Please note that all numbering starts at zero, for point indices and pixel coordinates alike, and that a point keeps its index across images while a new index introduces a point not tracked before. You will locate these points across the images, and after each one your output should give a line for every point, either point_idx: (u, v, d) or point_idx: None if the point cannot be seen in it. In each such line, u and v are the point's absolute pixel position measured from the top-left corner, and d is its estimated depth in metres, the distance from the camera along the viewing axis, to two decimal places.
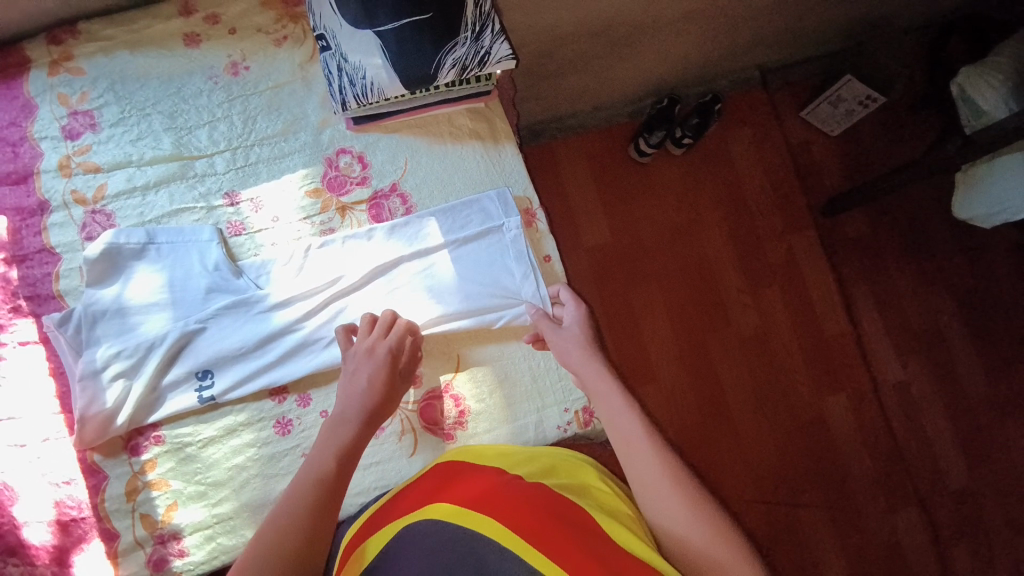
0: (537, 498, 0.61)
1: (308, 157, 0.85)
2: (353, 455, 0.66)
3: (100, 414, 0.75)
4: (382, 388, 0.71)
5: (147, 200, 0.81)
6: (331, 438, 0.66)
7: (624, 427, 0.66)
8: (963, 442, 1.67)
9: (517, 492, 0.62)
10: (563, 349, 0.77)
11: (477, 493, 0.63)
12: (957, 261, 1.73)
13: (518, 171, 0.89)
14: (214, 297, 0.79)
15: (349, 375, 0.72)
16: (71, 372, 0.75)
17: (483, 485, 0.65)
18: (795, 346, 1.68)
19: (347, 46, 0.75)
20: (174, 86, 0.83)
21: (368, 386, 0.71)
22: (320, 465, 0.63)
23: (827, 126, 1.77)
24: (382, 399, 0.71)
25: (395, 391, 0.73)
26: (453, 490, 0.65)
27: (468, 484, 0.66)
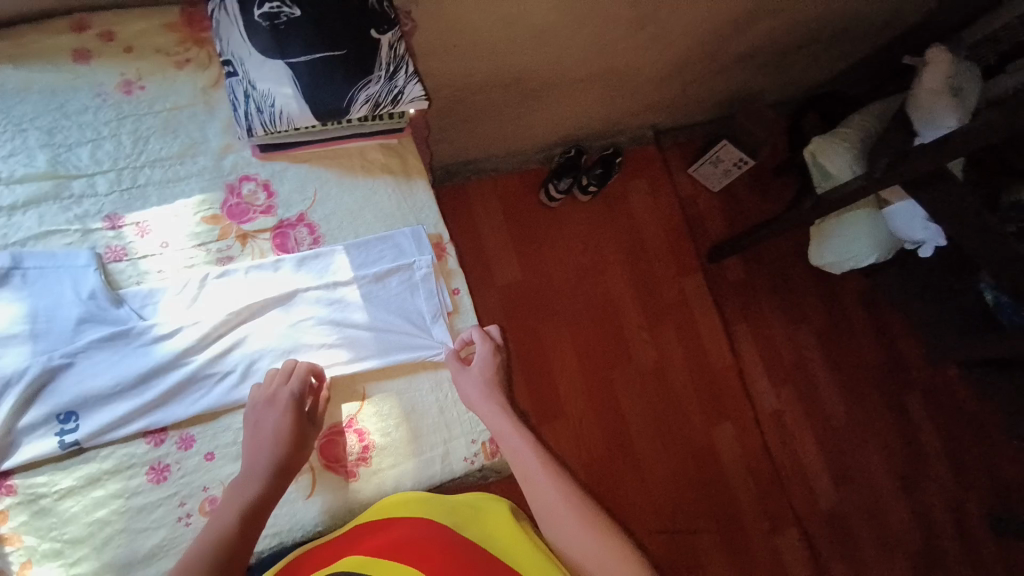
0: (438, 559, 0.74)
1: (206, 182, 0.81)
2: (255, 516, 0.68)
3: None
4: (291, 440, 0.73)
5: (11, 221, 0.73)
6: (233, 500, 0.69)
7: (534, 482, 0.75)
8: (831, 465, 1.86)
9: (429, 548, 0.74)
10: (466, 393, 0.81)
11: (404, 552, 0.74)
12: (815, 303, 1.99)
13: (429, 207, 0.92)
14: (87, 327, 0.72)
15: (253, 426, 0.73)
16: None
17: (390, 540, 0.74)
18: (688, 381, 1.82)
19: (255, 74, 0.75)
20: (57, 101, 0.78)
21: (274, 438, 0.72)
22: (218, 530, 0.66)
23: (709, 181, 1.99)
24: (290, 452, 0.72)
25: (305, 441, 0.74)
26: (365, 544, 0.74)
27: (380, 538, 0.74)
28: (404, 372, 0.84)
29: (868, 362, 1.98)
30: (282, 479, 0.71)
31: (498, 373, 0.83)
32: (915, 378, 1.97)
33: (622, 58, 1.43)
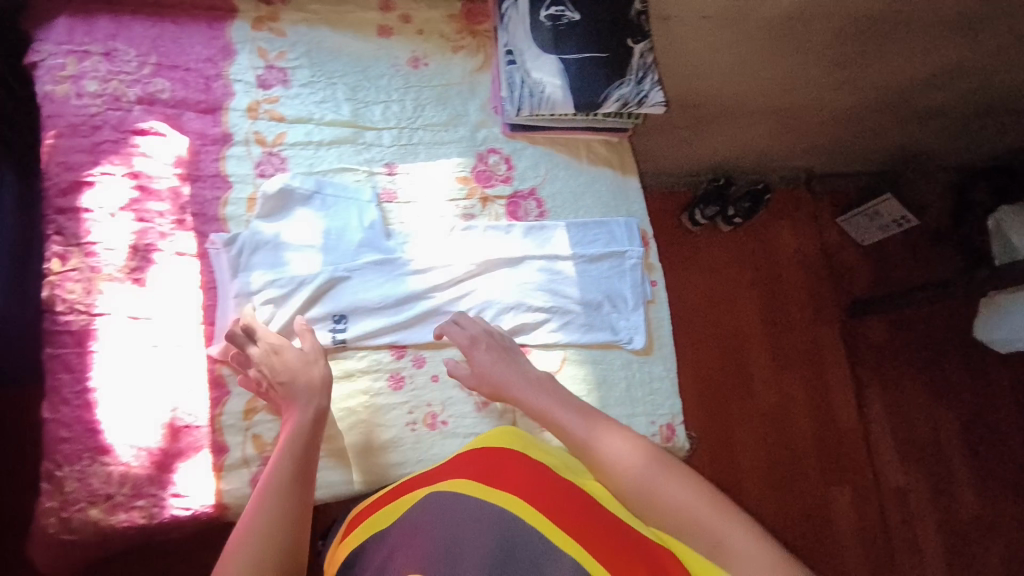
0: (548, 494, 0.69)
1: (463, 149, 0.94)
2: (305, 448, 0.73)
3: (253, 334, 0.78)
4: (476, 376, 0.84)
5: (318, 154, 0.89)
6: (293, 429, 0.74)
7: (618, 466, 0.72)
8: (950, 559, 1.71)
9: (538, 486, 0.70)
10: (506, 373, 0.82)
11: (511, 480, 0.71)
12: (959, 383, 1.85)
13: (638, 201, 1.00)
14: (363, 251, 0.87)
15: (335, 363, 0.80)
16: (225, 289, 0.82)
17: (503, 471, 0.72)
18: (809, 431, 1.76)
19: (532, 64, 0.87)
20: (361, 65, 0.93)
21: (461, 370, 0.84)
22: (284, 457, 0.71)
23: (860, 236, 1.93)
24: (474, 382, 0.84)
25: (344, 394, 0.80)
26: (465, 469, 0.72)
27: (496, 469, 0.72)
28: (601, 347, 0.93)
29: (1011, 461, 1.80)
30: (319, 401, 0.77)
31: (501, 353, 0.84)
32: None
33: (809, 98, 1.42)
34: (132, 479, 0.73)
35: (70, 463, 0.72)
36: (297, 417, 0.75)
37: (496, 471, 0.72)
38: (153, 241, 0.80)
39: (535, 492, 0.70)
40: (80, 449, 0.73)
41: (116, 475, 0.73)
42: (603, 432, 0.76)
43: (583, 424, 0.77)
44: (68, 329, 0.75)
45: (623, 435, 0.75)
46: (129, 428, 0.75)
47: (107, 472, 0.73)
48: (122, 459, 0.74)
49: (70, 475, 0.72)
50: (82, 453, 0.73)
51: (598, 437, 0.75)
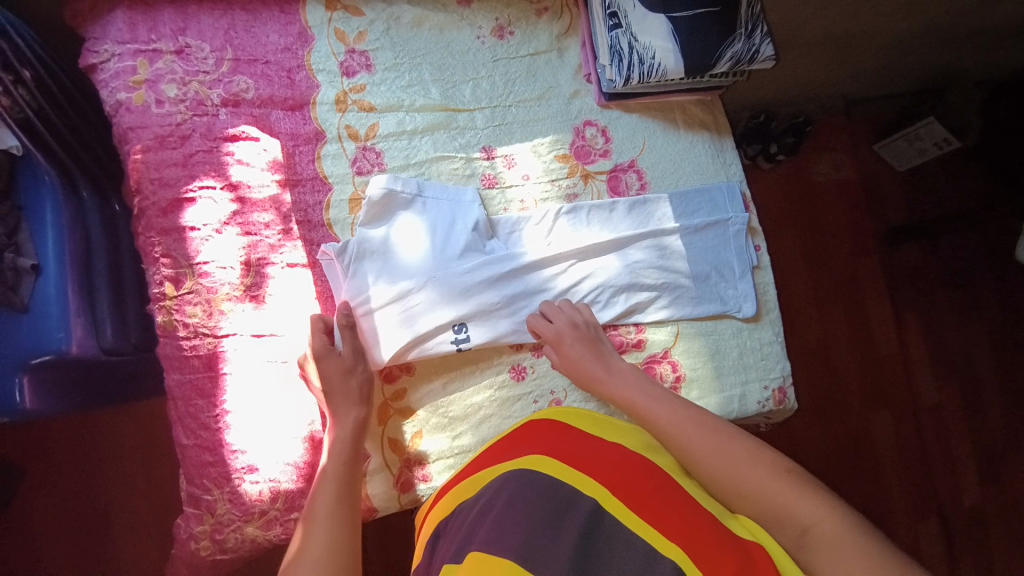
0: (629, 475, 0.65)
1: (559, 124, 0.89)
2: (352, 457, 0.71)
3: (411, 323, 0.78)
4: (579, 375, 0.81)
5: (412, 144, 0.84)
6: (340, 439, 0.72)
7: (700, 454, 0.68)
8: (984, 467, 1.74)
9: (615, 466, 0.66)
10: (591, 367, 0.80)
11: (579, 458, 0.67)
12: (992, 303, 1.83)
13: (736, 162, 0.95)
14: (471, 249, 0.82)
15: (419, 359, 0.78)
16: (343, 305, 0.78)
17: (579, 449, 0.68)
18: (851, 363, 1.77)
19: (638, 27, 0.81)
20: (445, 41, 0.87)
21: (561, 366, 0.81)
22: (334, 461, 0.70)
23: (897, 161, 1.86)
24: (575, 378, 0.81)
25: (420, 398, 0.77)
26: (537, 445, 0.69)
27: (573, 447, 0.69)
28: (712, 320, 0.91)
29: None
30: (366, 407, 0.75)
31: (580, 344, 0.81)
32: None
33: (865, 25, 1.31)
34: (283, 495, 0.72)
35: (218, 486, 0.70)
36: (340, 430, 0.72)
37: (565, 449, 0.68)
38: (264, 254, 0.76)
39: (607, 469, 0.66)
40: (227, 471, 0.70)
41: (268, 493, 0.71)
42: (682, 418, 0.72)
43: (661, 410, 0.74)
44: (195, 353, 0.72)
45: (706, 421, 0.72)
46: (272, 446, 0.72)
47: (258, 491, 0.71)
48: (270, 477, 0.72)
49: (221, 498, 0.70)
50: (230, 475, 0.70)
51: (677, 423, 0.72)
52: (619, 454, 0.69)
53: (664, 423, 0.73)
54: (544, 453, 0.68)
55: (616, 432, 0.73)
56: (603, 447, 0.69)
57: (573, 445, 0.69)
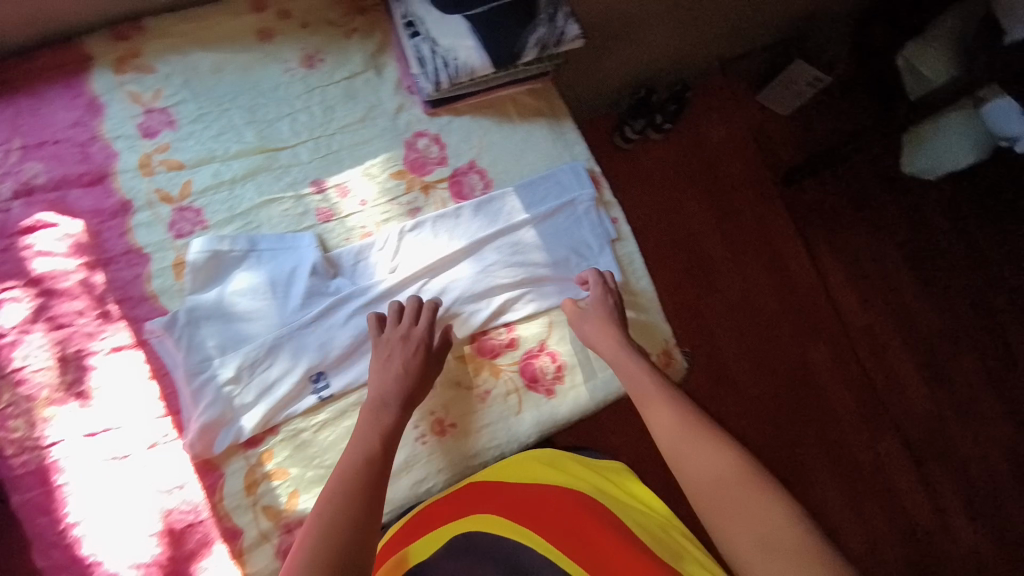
0: (563, 512, 0.76)
1: (388, 142, 0.88)
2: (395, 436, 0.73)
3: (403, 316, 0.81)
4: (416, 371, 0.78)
5: (234, 193, 0.81)
6: (375, 423, 0.73)
7: (682, 458, 0.68)
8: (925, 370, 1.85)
9: (554, 507, 0.77)
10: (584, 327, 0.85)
11: (516, 512, 0.76)
12: (895, 217, 1.93)
13: (579, 142, 0.96)
14: (313, 299, 0.81)
15: (379, 365, 0.78)
16: (188, 383, 0.76)
17: (523, 498, 0.78)
18: (772, 300, 1.85)
19: (437, 32, 0.79)
20: (250, 81, 0.84)
21: (404, 369, 0.77)
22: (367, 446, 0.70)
23: (781, 107, 1.94)
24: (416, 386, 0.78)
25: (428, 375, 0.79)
26: (490, 502, 0.78)
27: (515, 497, 0.78)
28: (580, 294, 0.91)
29: (955, 272, 1.91)
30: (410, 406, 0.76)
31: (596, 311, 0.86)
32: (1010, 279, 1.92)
33: None
34: None
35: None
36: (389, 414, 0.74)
37: (502, 505, 0.77)
38: (86, 345, 0.75)
39: (539, 515, 0.76)
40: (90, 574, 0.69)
41: None
42: (671, 419, 0.71)
43: (654, 411, 0.74)
44: (26, 469, 0.71)
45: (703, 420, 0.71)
46: (127, 544, 0.71)
47: None
48: None
49: None
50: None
51: (665, 425, 0.71)
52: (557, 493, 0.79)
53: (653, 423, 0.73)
54: (496, 511, 0.77)
55: (555, 469, 0.83)
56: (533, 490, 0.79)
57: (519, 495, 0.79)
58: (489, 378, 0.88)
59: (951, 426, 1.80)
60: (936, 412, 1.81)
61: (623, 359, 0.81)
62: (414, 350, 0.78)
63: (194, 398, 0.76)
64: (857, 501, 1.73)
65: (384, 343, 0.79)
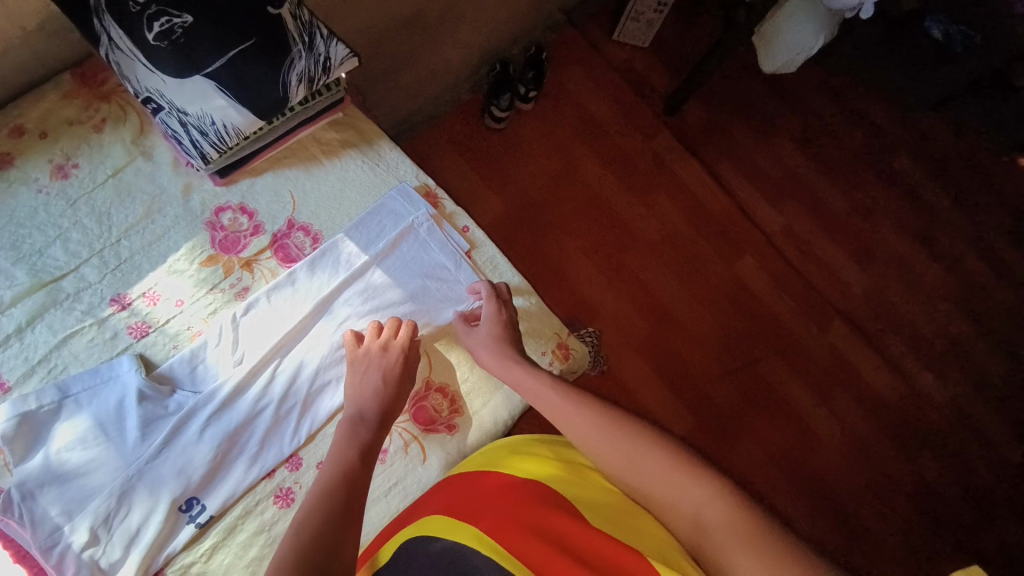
0: (525, 504, 0.67)
1: (187, 229, 0.80)
2: (373, 451, 0.68)
3: (373, 333, 0.78)
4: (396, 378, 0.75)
5: (25, 343, 0.72)
6: (350, 440, 0.68)
7: (612, 462, 0.66)
8: (850, 250, 1.86)
9: (519, 500, 0.68)
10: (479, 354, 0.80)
11: (476, 504, 0.68)
12: (780, 112, 1.93)
13: (402, 161, 0.91)
14: (153, 428, 0.72)
15: (360, 375, 0.75)
16: (45, 560, 0.67)
17: (484, 497, 0.69)
18: (694, 232, 1.78)
19: (181, 99, 0.72)
20: (2, 214, 0.75)
21: (385, 380, 0.74)
22: (341, 460, 0.66)
23: (637, 40, 1.89)
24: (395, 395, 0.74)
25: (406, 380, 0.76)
26: (446, 508, 0.69)
27: (472, 502, 0.69)
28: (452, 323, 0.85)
29: (845, 148, 1.94)
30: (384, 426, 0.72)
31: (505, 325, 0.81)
32: (899, 138, 1.97)
33: None
34: None
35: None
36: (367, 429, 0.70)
37: (462, 504, 0.69)
38: None
39: (504, 502, 0.68)
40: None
41: None
42: (592, 425, 0.69)
43: (573, 421, 0.70)
44: None
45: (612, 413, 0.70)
46: None
47: None
48: None
49: None
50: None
51: (587, 434, 0.69)
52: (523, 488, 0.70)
53: (576, 436, 0.70)
54: (454, 516, 0.67)
55: (516, 461, 0.76)
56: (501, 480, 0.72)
57: (480, 496, 0.69)
58: None
59: (890, 295, 1.84)
60: (869, 287, 1.84)
61: (528, 377, 0.75)
62: (395, 361, 0.76)
63: (59, 572, 0.67)
64: (827, 398, 1.72)
65: (362, 358, 0.76)
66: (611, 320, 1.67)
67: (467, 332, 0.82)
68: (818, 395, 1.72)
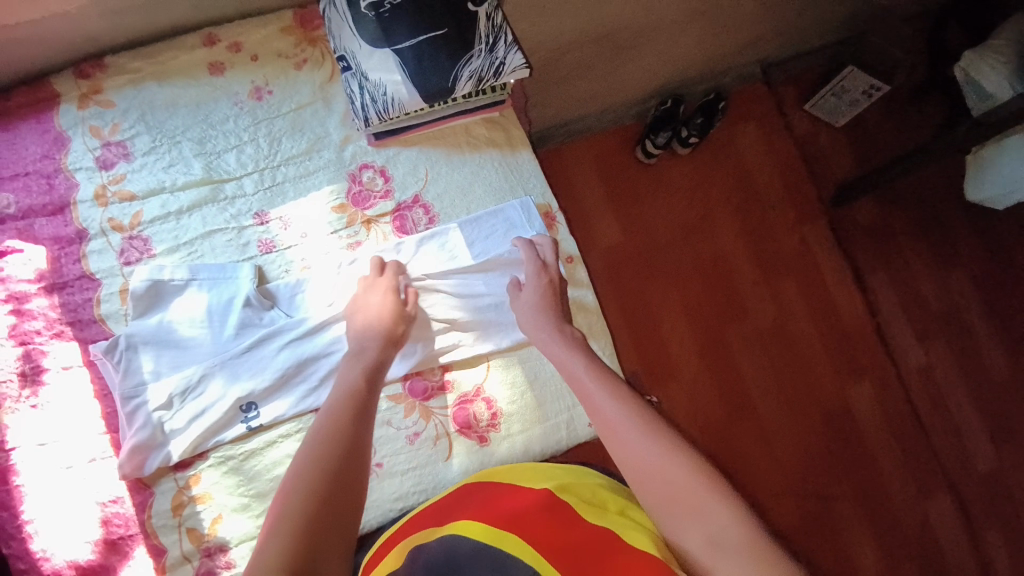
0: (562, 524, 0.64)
1: (333, 174, 0.88)
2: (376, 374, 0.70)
3: (533, 254, 0.84)
4: (392, 313, 0.77)
5: (180, 224, 0.85)
6: (355, 361, 0.71)
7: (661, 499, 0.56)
8: (991, 423, 1.59)
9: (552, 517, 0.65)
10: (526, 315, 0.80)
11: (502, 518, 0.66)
12: (970, 243, 1.67)
13: (535, 176, 0.92)
14: (245, 333, 0.82)
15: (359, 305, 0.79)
16: (122, 406, 0.78)
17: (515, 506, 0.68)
18: (814, 335, 1.62)
19: (367, 66, 0.79)
20: (202, 112, 0.88)
21: (382, 312, 0.77)
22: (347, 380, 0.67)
23: (832, 117, 1.73)
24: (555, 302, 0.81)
25: (404, 316, 0.79)
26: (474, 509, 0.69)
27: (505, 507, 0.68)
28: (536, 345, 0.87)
29: None
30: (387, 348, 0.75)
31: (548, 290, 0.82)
32: None
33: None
34: None
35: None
36: (367, 353, 0.72)
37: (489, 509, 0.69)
38: (37, 360, 0.79)
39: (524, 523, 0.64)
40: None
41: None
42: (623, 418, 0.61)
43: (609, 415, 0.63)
44: None
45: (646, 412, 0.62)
46: (68, 540, 0.75)
47: None
48: (57, 560, 0.75)
49: None
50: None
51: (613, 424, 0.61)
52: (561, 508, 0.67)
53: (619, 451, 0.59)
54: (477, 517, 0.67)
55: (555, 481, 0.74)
56: (529, 498, 0.69)
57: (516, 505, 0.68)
58: (418, 421, 0.83)
59: (1021, 492, 1.56)
60: (999, 472, 1.56)
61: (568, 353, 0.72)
62: (384, 292, 0.79)
63: (127, 420, 0.78)
64: (897, 572, 1.49)
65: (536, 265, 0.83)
66: (685, 389, 1.57)
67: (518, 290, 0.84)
68: (890, 564, 1.49)
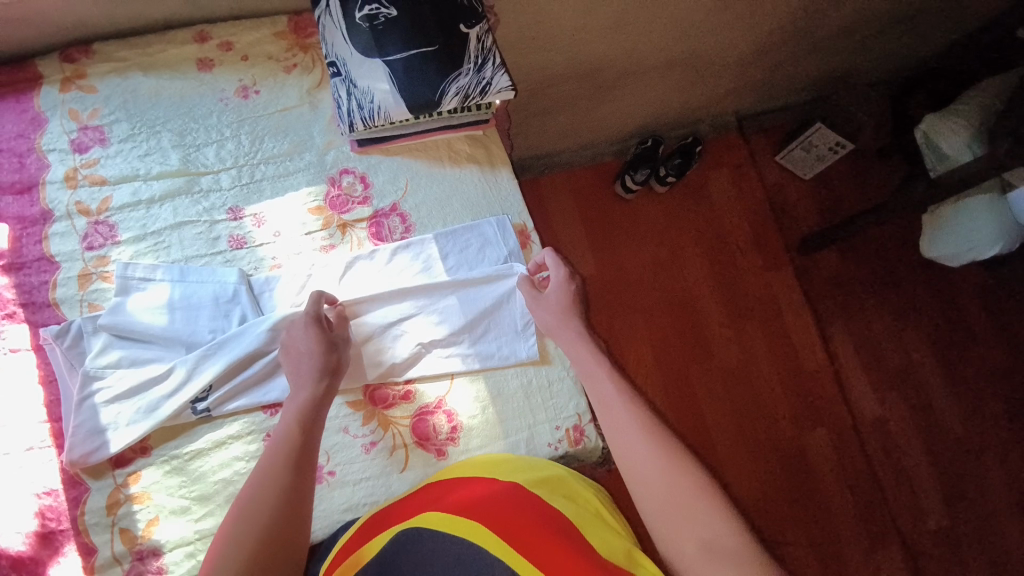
0: (513, 511, 0.69)
1: (312, 176, 0.89)
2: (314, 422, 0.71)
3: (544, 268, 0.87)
4: (320, 344, 0.76)
5: (150, 213, 0.84)
6: (293, 405, 0.72)
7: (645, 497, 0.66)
8: (942, 476, 1.63)
9: (506, 505, 0.69)
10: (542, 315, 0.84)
11: (474, 506, 0.69)
12: (925, 301, 1.75)
13: (513, 194, 0.94)
14: (207, 323, 0.80)
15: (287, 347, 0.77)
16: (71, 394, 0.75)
17: (474, 491, 0.71)
18: (774, 376, 1.66)
19: (357, 73, 0.82)
20: (186, 106, 0.88)
21: (308, 349, 0.75)
22: (283, 435, 0.69)
23: (800, 170, 1.81)
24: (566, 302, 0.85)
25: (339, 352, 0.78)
26: (443, 496, 0.71)
27: (464, 491, 0.72)
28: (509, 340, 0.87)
29: (983, 369, 1.72)
30: (330, 379, 0.75)
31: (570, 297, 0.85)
32: None
33: (698, 42, 1.34)
34: None
35: None
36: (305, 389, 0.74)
37: (462, 497, 0.71)
38: None
39: (497, 513, 0.68)
40: None
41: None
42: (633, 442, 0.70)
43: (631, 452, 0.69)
44: None
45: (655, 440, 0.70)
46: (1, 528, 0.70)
47: None
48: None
49: None
50: None
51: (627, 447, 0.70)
52: (510, 494, 0.71)
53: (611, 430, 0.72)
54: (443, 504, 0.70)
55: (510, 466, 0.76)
56: (493, 485, 0.72)
57: (471, 490, 0.72)
58: (375, 430, 0.82)
59: (969, 548, 1.58)
60: (948, 527, 1.59)
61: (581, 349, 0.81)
62: (307, 321, 0.77)
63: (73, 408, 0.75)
64: None
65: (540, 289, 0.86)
66: None
67: (532, 297, 0.86)
68: None
